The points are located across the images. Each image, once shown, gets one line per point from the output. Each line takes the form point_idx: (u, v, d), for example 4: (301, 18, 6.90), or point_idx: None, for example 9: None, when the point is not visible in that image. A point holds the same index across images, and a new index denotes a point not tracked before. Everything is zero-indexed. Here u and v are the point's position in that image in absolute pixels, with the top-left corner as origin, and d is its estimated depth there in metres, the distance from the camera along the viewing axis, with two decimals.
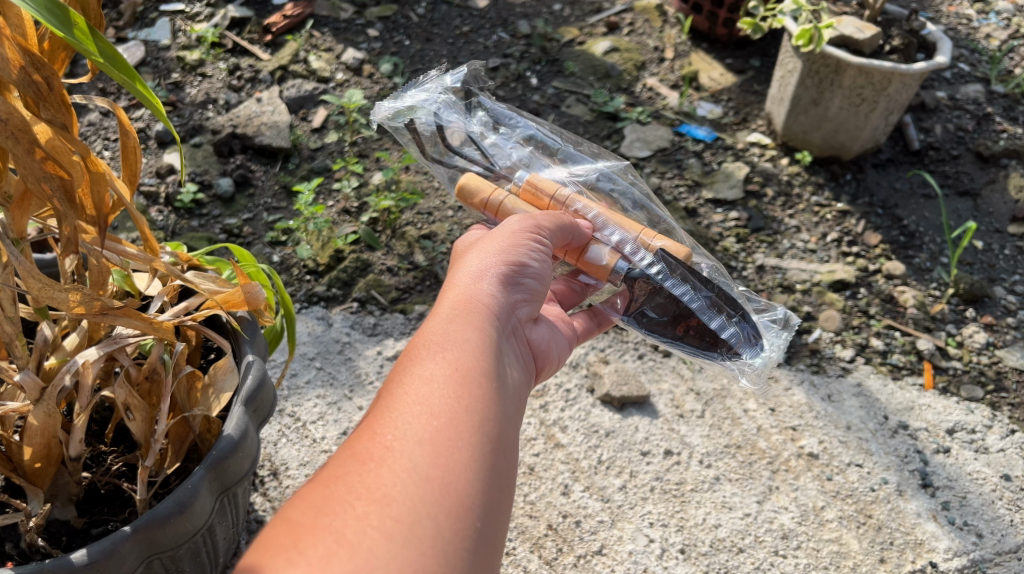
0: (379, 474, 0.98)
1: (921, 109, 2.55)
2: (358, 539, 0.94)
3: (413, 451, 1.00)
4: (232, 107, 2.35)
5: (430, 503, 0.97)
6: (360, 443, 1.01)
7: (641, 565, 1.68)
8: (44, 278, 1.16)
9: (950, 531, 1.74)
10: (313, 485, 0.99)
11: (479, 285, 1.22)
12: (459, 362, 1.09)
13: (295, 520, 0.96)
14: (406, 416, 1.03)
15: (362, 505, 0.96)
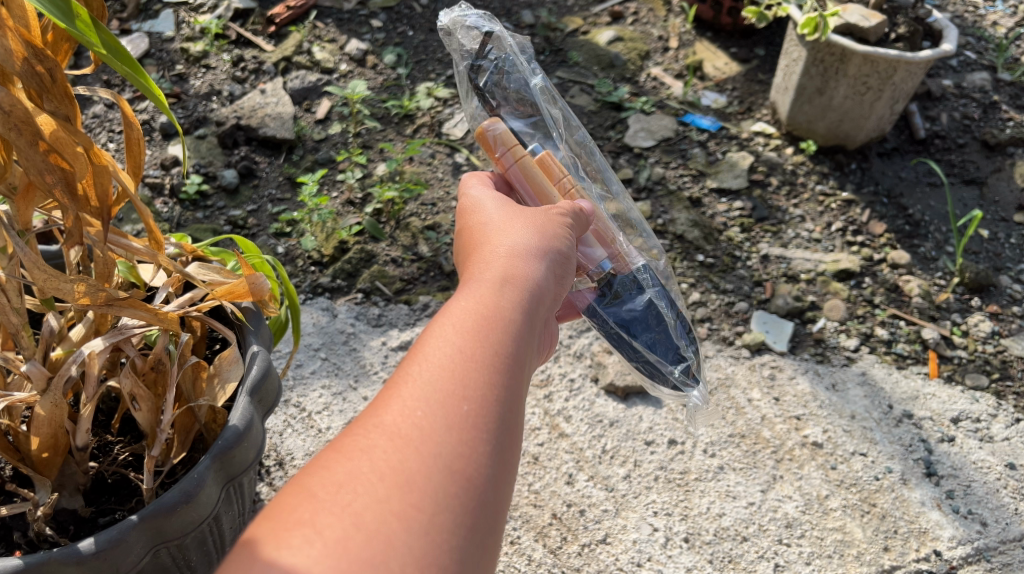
0: (406, 456, 0.98)
1: (927, 97, 2.55)
2: (375, 522, 0.94)
3: (439, 438, 1.00)
4: (236, 98, 2.35)
5: (449, 494, 0.97)
6: (391, 418, 1.01)
7: (645, 554, 1.69)
8: (49, 269, 1.17)
9: (954, 520, 1.75)
10: (338, 455, 0.99)
11: (521, 262, 1.21)
12: (495, 343, 1.09)
13: (315, 493, 0.96)
14: (437, 397, 1.03)
15: (383, 488, 0.96)
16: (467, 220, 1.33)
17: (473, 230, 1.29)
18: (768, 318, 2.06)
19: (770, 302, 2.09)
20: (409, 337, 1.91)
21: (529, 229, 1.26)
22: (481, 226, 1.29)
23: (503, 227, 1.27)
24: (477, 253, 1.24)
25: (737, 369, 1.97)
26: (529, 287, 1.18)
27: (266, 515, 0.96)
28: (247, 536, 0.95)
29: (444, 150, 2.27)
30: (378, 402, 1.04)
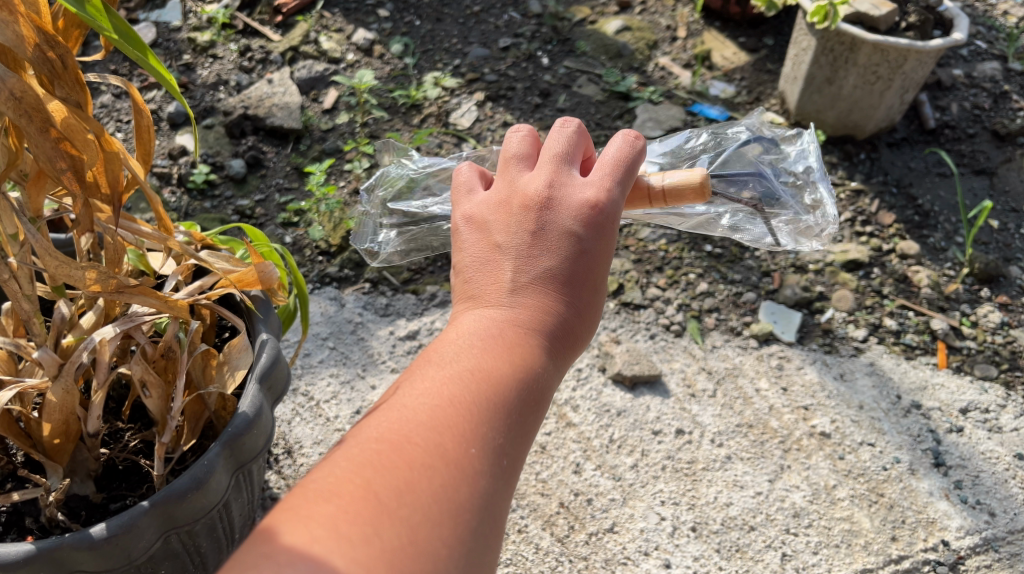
0: (458, 487, 0.99)
1: (937, 87, 2.53)
2: (426, 542, 0.95)
3: (486, 481, 1.01)
4: (243, 88, 2.35)
5: (483, 533, 0.99)
6: (451, 444, 1.01)
7: (652, 543, 1.69)
8: (60, 256, 1.17)
9: (962, 510, 1.75)
10: (396, 461, 0.99)
11: (592, 313, 1.18)
12: (544, 398, 1.10)
13: (375, 495, 0.96)
14: (493, 441, 1.04)
15: (435, 511, 0.97)
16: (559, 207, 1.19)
17: (573, 234, 1.16)
18: (776, 309, 2.06)
19: (778, 292, 2.08)
20: (416, 327, 1.92)
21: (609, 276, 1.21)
22: (582, 236, 1.17)
23: (599, 258, 1.18)
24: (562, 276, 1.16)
25: (745, 360, 1.97)
26: (581, 342, 1.18)
27: (320, 502, 0.95)
28: (293, 516, 0.94)
29: (451, 140, 2.27)
30: (440, 419, 1.03)
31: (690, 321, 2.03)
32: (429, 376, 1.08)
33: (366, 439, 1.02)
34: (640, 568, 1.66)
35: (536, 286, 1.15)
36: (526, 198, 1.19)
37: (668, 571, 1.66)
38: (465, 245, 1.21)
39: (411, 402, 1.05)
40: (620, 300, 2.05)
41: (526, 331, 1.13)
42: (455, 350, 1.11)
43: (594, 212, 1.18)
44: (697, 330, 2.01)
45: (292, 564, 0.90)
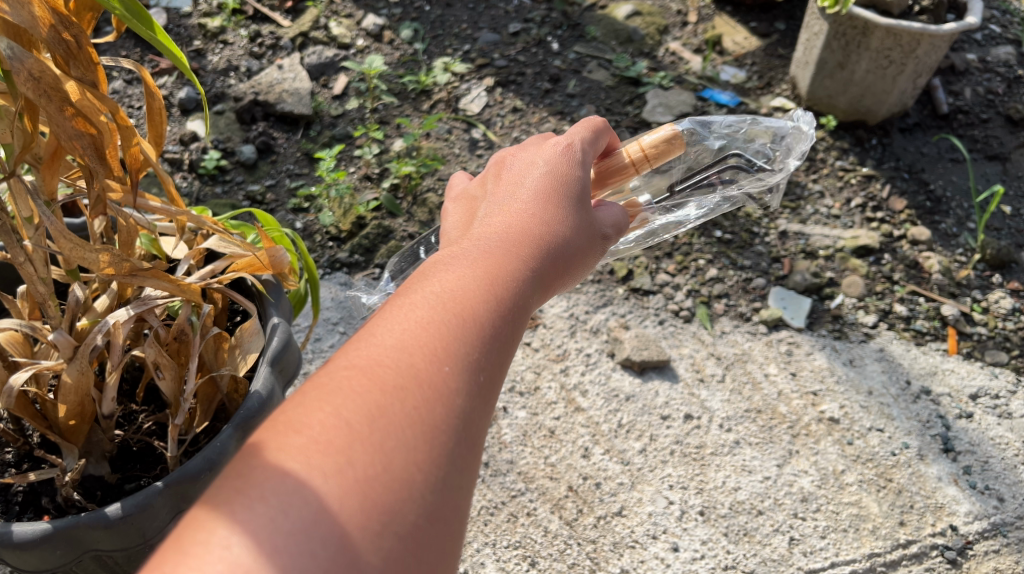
0: (431, 408, 0.99)
1: (950, 71, 2.52)
2: (400, 468, 0.95)
3: (461, 399, 1.01)
4: (253, 74, 2.36)
5: (460, 455, 0.99)
6: (422, 364, 1.01)
7: (660, 526, 1.70)
8: (75, 238, 1.19)
9: (971, 495, 1.75)
10: (368, 385, 0.99)
11: (564, 256, 1.23)
12: (515, 319, 1.11)
13: (345, 421, 0.96)
14: (467, 359, 1.04)
15: (411, 434, 0.97)
16: (534, 159, 1.33)
17: (538, 165, 1.32)
18: (786, 294, 2.06)
19: (788, 278, 2.08)
20: None
21: (585, 213, 1.29)
22: (554, 179, 1.30)
23: (574, 188, 1.30)
24: (532, 222, 1.23)
25: (754, 345, 1.97)
26: (558, 274, 1.22)
27: (287, 430, 0.96)
28: (262, 449, 0.95)
29: (461, 125, 2.28)
30: (408, 338, 1.03)
31: (699, 307, 2.03)
32: (395, 304, 1.08)
33: (335, 366, 1.02)
34: (648, 551, 1.67)
35: (508, 224, 1.23)
36: (501, 160, 1.38)
37: (676, 554, 1.67)
38: None
39: (378, 328, 1.06)
40: (630, 286, 2.05)
41: (495, 257, 1.16)
42: (424, 278, 1.13)
43: (571, 151, 1.34)
44: (706, 315, 2.01)
45: (266, 497, 0.91)
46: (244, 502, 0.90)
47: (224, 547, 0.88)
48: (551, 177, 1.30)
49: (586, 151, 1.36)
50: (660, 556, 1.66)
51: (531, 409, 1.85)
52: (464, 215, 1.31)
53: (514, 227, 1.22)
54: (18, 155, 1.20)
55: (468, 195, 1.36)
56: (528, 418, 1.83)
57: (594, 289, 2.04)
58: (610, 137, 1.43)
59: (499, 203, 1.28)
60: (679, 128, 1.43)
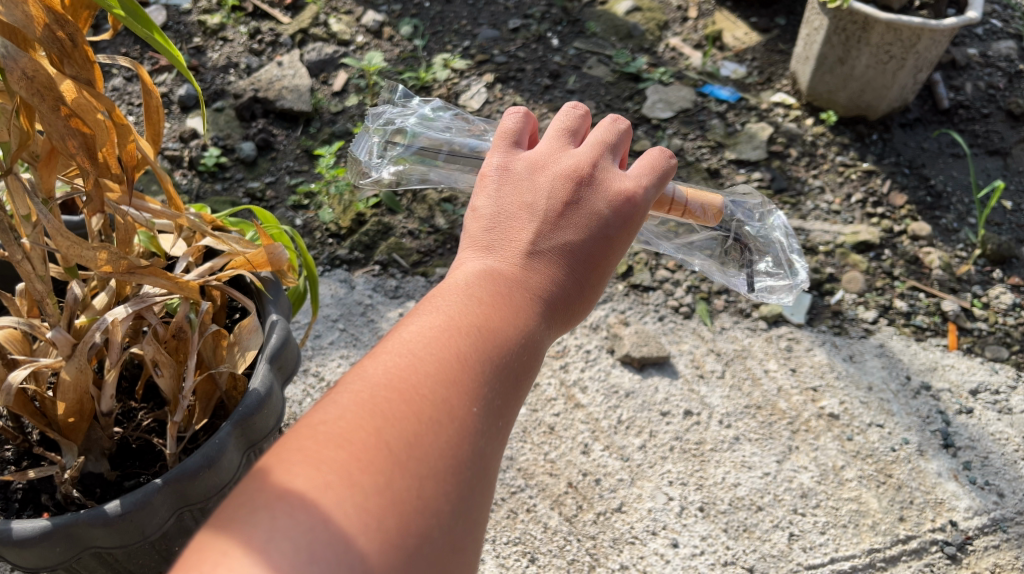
0: (460, 444, 1.00)
1: (951, 66, 2.52)
2: (430, 498, 0.96)
3: (484, 439, 1.02)
4: (253, 71, 2.36)
5: (478, 492, 1.00)
6: (457, 400, 1.02)
7: (660, 523, 1.70)
8: (72, 236, 1.19)
9: (971, 491, 1.75)
10: (405, 413, 0.99)
11: (596, 288, 1.22)
12: (536, 360, 1.11)
13: (382, 447, 0.96)
14: (494, 400, 1.05)
15: (441, 468, 0.98)
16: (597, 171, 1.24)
17: (603, 215, 1.21)
18: None
19: None
20: None
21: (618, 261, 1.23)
22: (608, 211, 1.21)
23: (616, 235, 1.21)
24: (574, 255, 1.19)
25: (754, 341, 1.97)
26: (582, 310, 1.21)
27: (324, 449, 0.96)
28: (297, 463, 0.95)
29: None
30: (446, 369, 1.03)
31: (699, 303, 2.03)
32: (435, 325, 1.07)
33: (372, 384, 1.01)
34: (647, 547, 1.67)
35: (552, 247, 1.18)
36: (564, 166, 1.24)
37: (675, 550, 1.67)
38: (493, 194, 1.24)
39: (417, 349, 1.05)
40: (630, 282, 2.05)
41: (530, 289, 1.15)
42: (462, 297, 1.12)
43: (627, 195, 1.22)
44: (706, 312, 2.01)
45: (296, 513, 0.91)
46: (274, 511, 0.91)
47: (251, 557, 0.89)
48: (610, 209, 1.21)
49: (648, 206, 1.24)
50: (660, 552, 1.67)
51: (531, 405, 1.85)
52: (509, 216, 1.21)
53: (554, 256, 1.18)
54: (13, 153, 1.20)
55: (516, 184, 1.24)
56: (528, 415, 1.84)
57: None
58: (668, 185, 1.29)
59: (547, 227, 1.19)
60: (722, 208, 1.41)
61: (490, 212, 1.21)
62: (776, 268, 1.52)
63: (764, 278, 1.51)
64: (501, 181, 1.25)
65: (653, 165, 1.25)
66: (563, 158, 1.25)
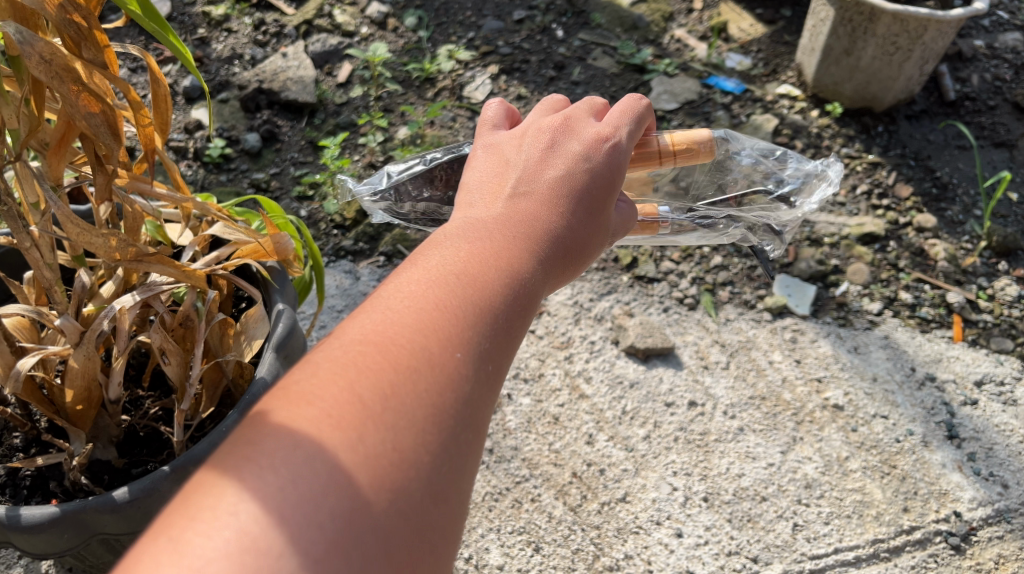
0: (442, 392, 0.99)
1: (957, 57, 2.51)
2: (409, 448, 0.95)
3: (469, 385, 1.01)
4: (258, 62, 2.36)
5: (464, 440, 0.99)
6: (438, 348, 1.01)
7: (664, 512, 1.71)
8: (82, 223, 1.19)
9: (975, 482, 1.76)
10: (382, 364, 0.98)
11: (585, 239, 1.22)
12: (525, 308, 1.10)
13: (358, 400, 0.95)
14: (479, 346, 1.04)
15: (420, 417, 0.97)
16: (573, 128, 1.30)
17: (587, 162, 1.26)
18: (790, 282, 2.07)
19: (792, 266, 2.09)
20: None
21: (608, 211, 1.26)
22: (589, 157, 1.26)
23: (600, 182, 1.25)
24: (556, 204, 1.22)
25: (758, 333, 1.97)
26: (573, 262, 1.22)
27: (298, 404, 0.95)
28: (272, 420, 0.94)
29: (465, 113, 2.27)
30: (425, 319, 1.03)
31: (704, 294, 2.03)
32: (413, 280, 1.08)
33: (349, 340, 1.01)
34: (652, 537, 1.68)
35: (533, 199, 1.21)
36: (543, 128, 1.30)
37: (679, 539, 1.67)
38: (478, 165, 1.29)
39: (395, 304, 1.05)
40: (634, 273, 2.06)
41: (513, 240, 1.15)
42: (441, 254, 1.12)
43: (604, 142, 1.28)
44: (710, 303, 2.02)
45: (274, 465, 0.90)
46: (251, 469, 0.90)
47: (230, 516, 0.87)
48: (587, 162, 1.26)
49: (629, 149, 1.30)
50: (664, 542, 1.67)
51: (535, 396, 1.86)
52: (493, 173, 1.26)
53: (538, 209, 1.20)
54: (24, 139, 1.20)
55: (499, 152, 1.30)
56: (532, 405, 1.84)
57: (599, 277, 2.04)
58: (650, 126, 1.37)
59: (529, 179, 1.24)
60: (712, 134, 1.43)
61: (474, 180, 1.27)
62: (801, 186, 1.56)
63: (798, 194, 1.56)
64: (483, 153, 1.31)
65: (632, 106, 1.33)
66: (543, 120, 1.32)
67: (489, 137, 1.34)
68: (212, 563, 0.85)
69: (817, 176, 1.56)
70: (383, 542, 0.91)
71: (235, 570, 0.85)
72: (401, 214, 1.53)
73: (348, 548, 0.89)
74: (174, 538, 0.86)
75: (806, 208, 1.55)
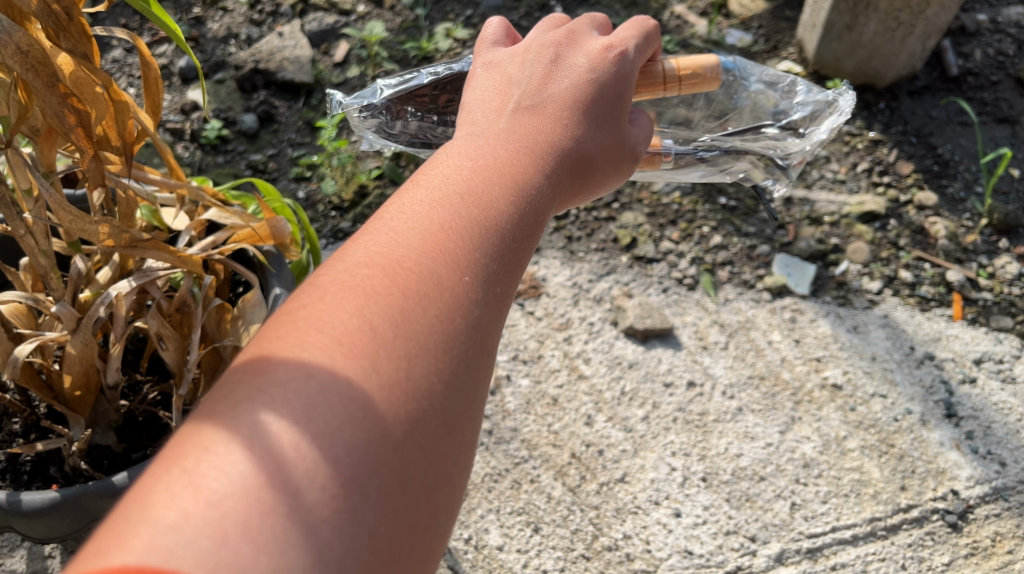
0: (451, 316, 0.98)
1: (960, 32, 2.49)
2: (422, 377, 0.94)
3: (478, 308, 1.01)
4: (254, 41, 2.34)
5: (474, 367, 0.98)
6: (447, 270, 1.01)
7: (662, 492, 1.72)
8: (74, 210, 1.20)
9: (973, 460, 1.76)
10: (391, 287, 0.97)
11: (588, 157, 1.25)
12: (532, 228, 1.11)
13: (368, 324, 0.94)
14: (487, 268, 1.03)
15: (431, 340, 0.96)
16: (572, 46, 1.34)
17: (591, 80, 1.30)
18: (790, 261, 2.06)
19: (792, 245, 2.09)
20: None
21: (614, 131, 1.29)
22: (592, 70, 1.31)
23: (607, 97, 1.29)
24: (562, 121, 1.25)
25: (758, 313, 1.97)
26: (578, 183, 1.24)
27: (309, 327, 0.94)
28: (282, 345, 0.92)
29: None
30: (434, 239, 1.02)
31: (703, 274, 2.03)
32: (418, 200, 1.08)
33: (356, 263, 1.00)
34: (650, 516, 1.69)
35: (535, 117, 1.25)
36: (545, 45, 1.35)
37: (678, 519, 1.68)
38: (480, 86, 1.33)
39: (401, 226, 1.04)
40: (633, 254, 2.06)
41: (518, 160, 1.16)
42: (446, 175, 1.12)
43: (609, 54, 1.32)
44: (710, 283, 2.01)
45: (286, 394, 0.88)
46: (262, 401, 0.88)
47: (243, 451, 0.84)
48: (589, 81, 1.30)
49: (635, 60, 1.34)
50: (662, 522, 1.68)
51: (534, 376, 1.86)
52: (494, 92, 1.30)
53: (544, 128, 1.23)
54: (12, 127, 1.20)
55: (500, 70, 1.34)
56: (530, 386, 1.84)
57: (598, 258, 2.05)
58: (654, 47, 1.40)
59: (534, 95, 1.28)
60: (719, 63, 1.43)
61: (477, 100, 1.31)
62: (811, 117, 1.56)
63: (806, 125, 1.56)
64: (485, 74, 1.35)
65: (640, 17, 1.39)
66: (543, 39, 1.37)
67: (489, 60, 1.38)
68: (227, 497, 0.81)
69: (827, 105, 1.56)
70: (400, 471, 0.89)
71: (250, 506, 0.81)
72: (391, 137, 1.53)
73: (364, 479, 0.86)
74: (186, 471, 0.83)
75: (817, 137, 1.55)
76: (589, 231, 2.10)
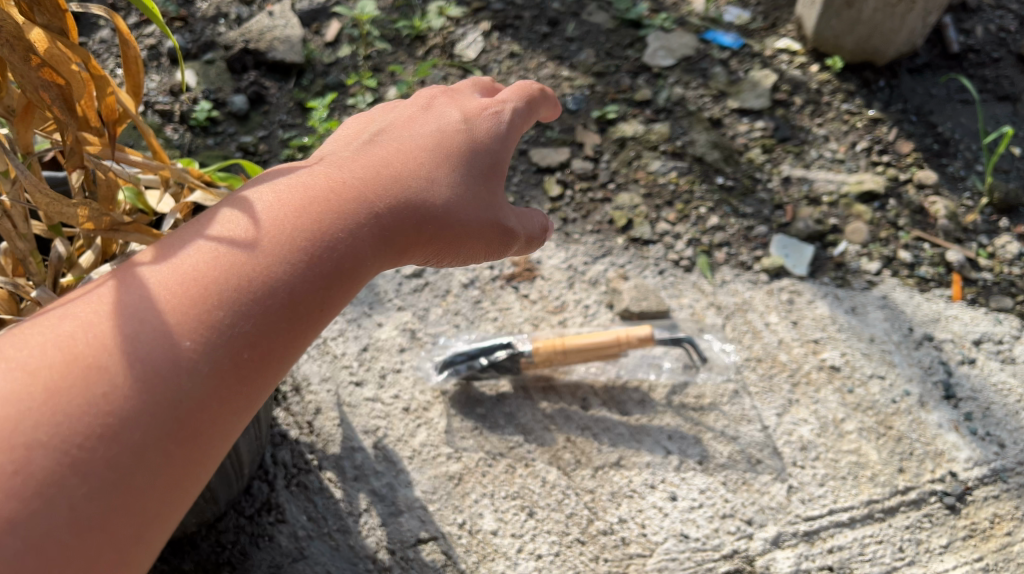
0: (226, 324, 1.09)
1: (962, 8, 2.45)
2: (124, 391, 1.03)
3: (246, 320, 1.10)
4: (244, 21, 2.31)
5: (206, 373, 1.06)
6: (258, 277, 1.11)
7: (658, 476, 1.70)
8: (52, 193, 1.18)
9: (971, 442, 1.75)
10: (182, 298, 1.08)
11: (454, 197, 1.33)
12: (376, 244, 1.21)
13: (134, 335, 1.05)
14: (292, 278, 1.13)
15: (160, 350, 1.05)
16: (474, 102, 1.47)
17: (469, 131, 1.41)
18: (788, 242, 2.04)
19: (791, 226, 2.06)
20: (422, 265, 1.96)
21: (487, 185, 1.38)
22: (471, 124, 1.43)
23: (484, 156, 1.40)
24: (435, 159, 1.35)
25: (755, 294, 1.95)
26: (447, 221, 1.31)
27: (122, 320, 1.06)
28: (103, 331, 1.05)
29: (456, 71, 2.28)
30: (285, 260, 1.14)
31: (700, 256, 2.01)
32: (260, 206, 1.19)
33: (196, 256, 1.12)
34: (646, 500, 1.68)
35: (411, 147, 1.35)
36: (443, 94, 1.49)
37: (674, 503, 1.67)
38: (391, 112, 1.45)
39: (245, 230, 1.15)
40: (630, 235, 2.04)
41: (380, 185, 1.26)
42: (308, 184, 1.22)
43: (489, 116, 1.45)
44: (706, 265, 1.99)
45: (99, 376, 1.03)
46: None
47: None
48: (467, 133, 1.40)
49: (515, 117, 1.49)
50: (658, 505, 1.67)
51: None
52: (381, 118, 1.43)
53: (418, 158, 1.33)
54: None
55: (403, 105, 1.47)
56: None
57: (593, 240, 2.03)
58: (544, 109, 1.57)
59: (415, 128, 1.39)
60: None
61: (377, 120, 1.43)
62: None
63: None
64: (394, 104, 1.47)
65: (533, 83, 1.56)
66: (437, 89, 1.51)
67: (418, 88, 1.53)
68: None
69: None
70: (162, 469, 1.04)
71: None
72: None
73: (52, 486, 0.99)
74: None
75: None
76: (584, 212, 2.08)
